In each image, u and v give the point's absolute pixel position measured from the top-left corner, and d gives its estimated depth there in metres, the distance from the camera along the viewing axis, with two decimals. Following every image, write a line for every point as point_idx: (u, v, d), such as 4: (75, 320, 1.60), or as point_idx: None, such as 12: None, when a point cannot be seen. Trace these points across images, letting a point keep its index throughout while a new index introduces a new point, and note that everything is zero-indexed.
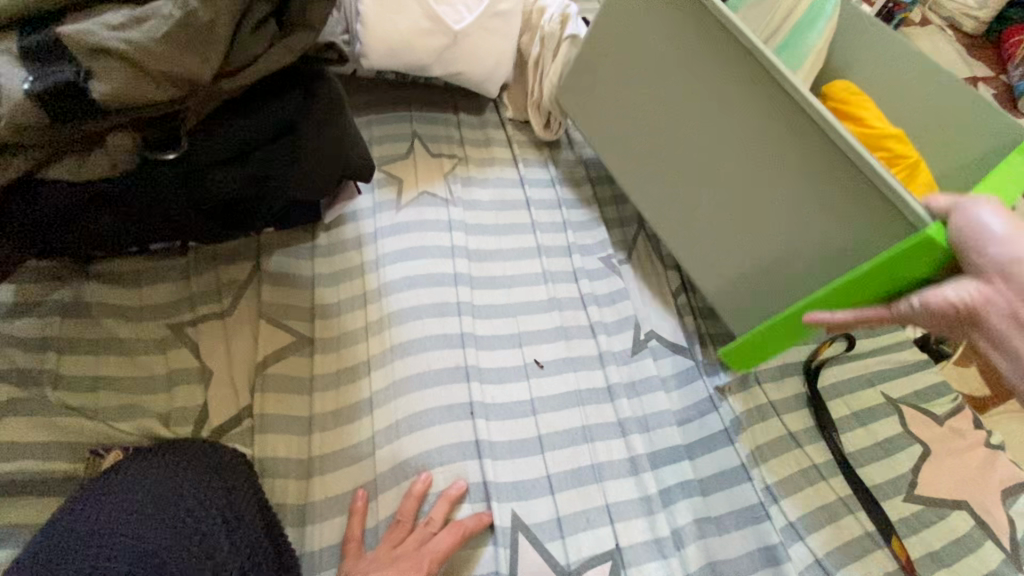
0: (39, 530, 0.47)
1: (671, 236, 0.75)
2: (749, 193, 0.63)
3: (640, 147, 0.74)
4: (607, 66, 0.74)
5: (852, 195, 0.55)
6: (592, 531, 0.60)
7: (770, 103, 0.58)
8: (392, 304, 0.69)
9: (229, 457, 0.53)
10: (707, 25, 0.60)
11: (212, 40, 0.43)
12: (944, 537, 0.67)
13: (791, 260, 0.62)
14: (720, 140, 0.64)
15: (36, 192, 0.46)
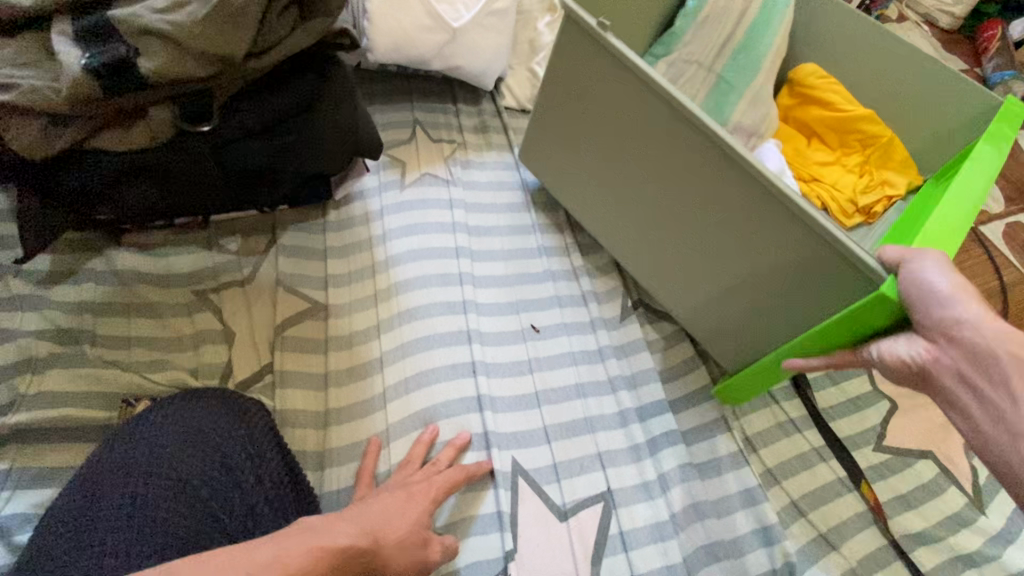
0: (82, 467, 0.52)
1: (661, 286, 0.74)
2: (725, 242, 0.63)
3: (614, 203, 0.73)
4: (560, 129, 0.74)
5: (801, 242, 0.57)
6: (586, 475, 0.65)
7: (715, 157, 0.59)
8: (399, 274, 0.74)
9: (250, 404, 0.58)
10: (633, 84, 0.62)
11: (244, 23, 0.48)
12: (910, 482, 0.73)
13: (767, 298, 0.63)
14: (681, 193, 0.64)
15: (83, 163, 0.51)
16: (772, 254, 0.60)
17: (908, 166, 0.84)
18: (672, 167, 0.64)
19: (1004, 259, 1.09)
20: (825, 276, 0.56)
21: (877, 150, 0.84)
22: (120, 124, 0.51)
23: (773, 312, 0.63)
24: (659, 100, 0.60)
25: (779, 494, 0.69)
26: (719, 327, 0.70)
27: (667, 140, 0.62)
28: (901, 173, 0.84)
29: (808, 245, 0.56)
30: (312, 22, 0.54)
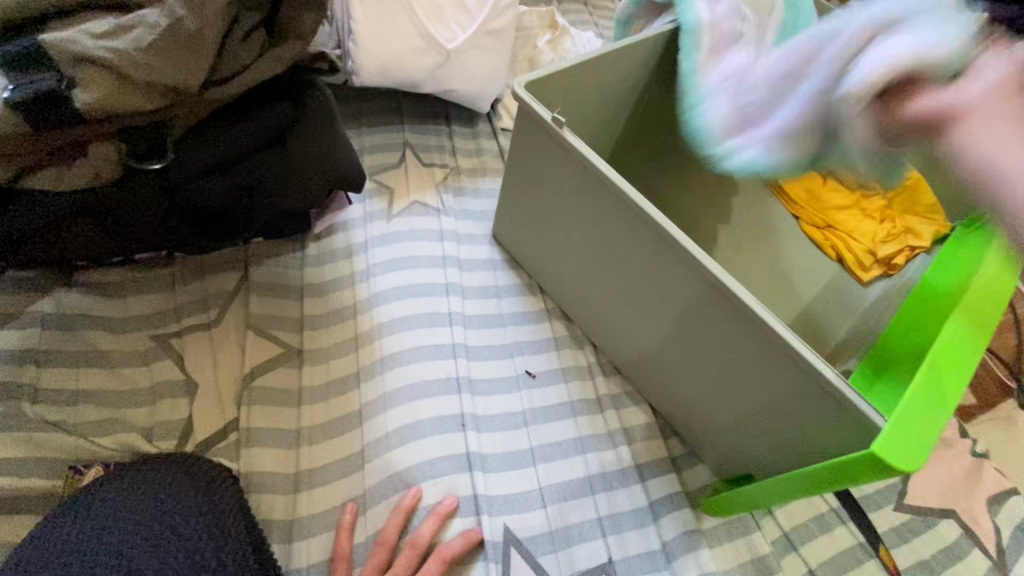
0: (16, 551, 0.46)
1: (640, 368, 0.68)
2: (692, 332, 0.58)
3: (581, 277, 0.68)
4: (518, 200, 0.70)
5: (768, 357, 0.52)
6: (585, 544, 0.59)
7: (654, 237, 0.56)
8: (383, 314, 0.68)
9: (211, 469, 0.53)
10: (564, 151, 0.59)
11: (198, 49, 0.42)
12: (934, 545, 0.68)
13: (754, 398, 0.56)
14: (635, 270, 0.60)
15: (16, 203, 0.45)
16: (742, 363, 0.55)
17: (936, 213, 0.81)
18: (632, 260, 0.60)
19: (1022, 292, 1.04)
20: (800, 396, 0.51)
21: (901, 194, 0.80)
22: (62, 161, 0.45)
23: (766, 415, 0.56)
24: (610, 195, 0.57)
25: (794, 563, 0.63)
26: (695, 425, 0.65)
27: (623, 233, 0.59)
28: (926, 221, 0.80)
29: (776, 360, 0.52)
30: (281, 47, 0.48)
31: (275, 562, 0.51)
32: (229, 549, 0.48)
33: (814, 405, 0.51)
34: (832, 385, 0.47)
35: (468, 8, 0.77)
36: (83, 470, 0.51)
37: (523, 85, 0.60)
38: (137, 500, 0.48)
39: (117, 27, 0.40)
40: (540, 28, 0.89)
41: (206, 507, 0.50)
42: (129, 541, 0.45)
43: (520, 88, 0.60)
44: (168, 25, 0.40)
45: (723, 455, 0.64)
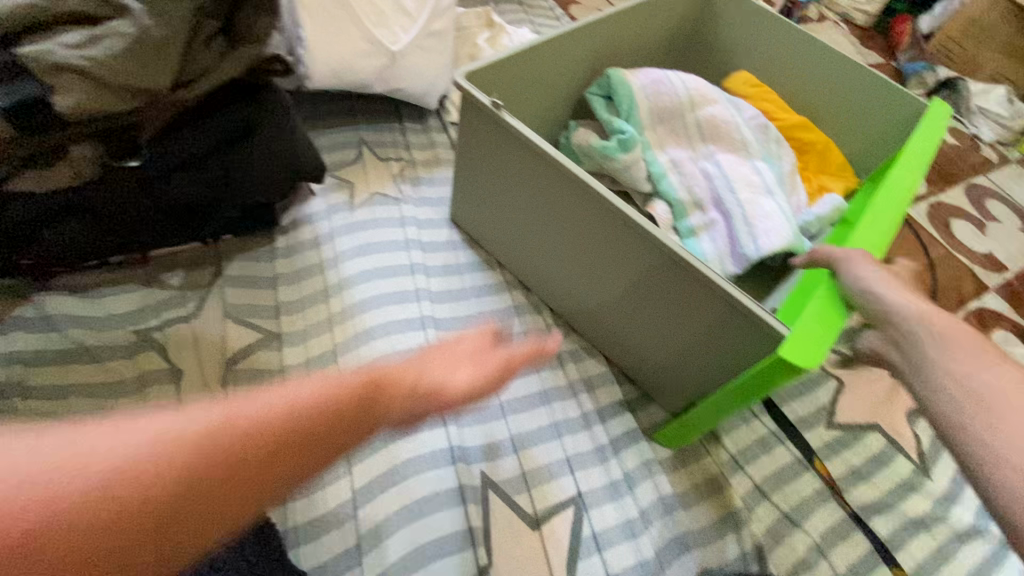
0: None
1: (593, 325, 0.75)
2: (633, 283, 0.65)
3: (534, 247, 0.75)
4: (473, 183, 0.76)
5: (696, 293, 0.59)
6: (555, 481, 0.66)
7: (592, 200, 0.62)
8: (353, 295, 0.73)
9: None
10: (506, 131, 0.66)
11: (166, 55, 0.47)
12: (863, 455, 0.76)
13: (691, 335, 0.63)
14: (579, 234, 0.67)
15: (5, 205, 0.49)
16: (676, 304, 0.62)
17: (845, 170, 0.91)
18: (571, 222, 0.67)
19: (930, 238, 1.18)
20: (727, 326, 0.59)
21: (814, 156, 0.90)
22: (42, 162, 0.49)
23: (703, 349, 0.63)
24: (550, 167, 0.64)
25: (741, 480, 0.71)
26: (644, 367, 0.72)
27: (565, 201, 0.66)
28: (836, 179, 0.90)
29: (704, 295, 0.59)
30: (243, 49, 0.53)
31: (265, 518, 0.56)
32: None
33: (735, 330, 0.58)
34: (744, 307, 0.55)
35: (409, 13, 0.84)
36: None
37: (464, 77, 0.67)
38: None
39: (89, 37, 0.44)
40: (478, 27, 0.98)
41: None
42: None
43: (462, 79, 0.66)
44: (140, 35, 0.45)
45: (672, 393, 0.71)
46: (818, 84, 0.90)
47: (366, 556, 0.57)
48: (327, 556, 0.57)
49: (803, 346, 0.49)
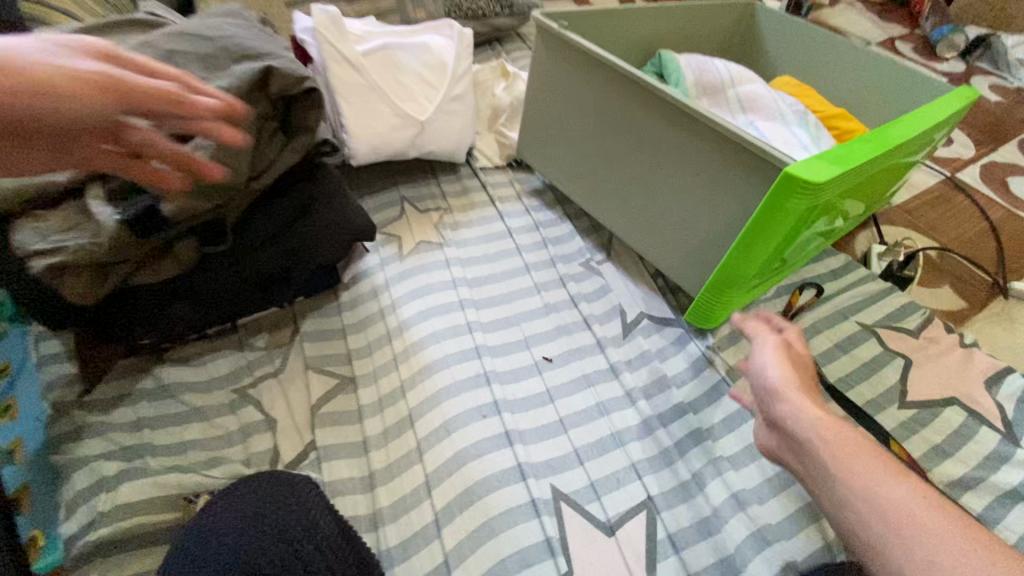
0: (172, 551, 0.57)
1: (647, 244, 0.90)
2: (683, 175, 0.80)
3: (598, 173, 0.92)
4: (559, 120, 0.95)
5: (736, 165, 0.73)
6: (623, 488, 0.70)
7: (656, 102, 0.78)
8: (413, 335, 0.81)
9: (299, 480, 0.64)
10: (596, 62, 0.84)
11: (237, 155, 0.57)
12: (943, 431, 0.75)
13: (724, 217, 0.77)
14: (643, 140, 0.83)
15: (126, 295, 0.59)
16: (715, 187, 0.76)
17: None
18: (629, 136, 0.84)
19: (989, 201, 1.24)
20: (750, 196, 0.73)
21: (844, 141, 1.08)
22: (154, 260, 0.59)
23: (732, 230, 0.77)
24: (625, 82, 0.81)
25: None
26: (686, 265, 0.85)
27: (631, 111, 0.82)
28: None
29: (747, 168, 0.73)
30: (298, 140, 0.62)
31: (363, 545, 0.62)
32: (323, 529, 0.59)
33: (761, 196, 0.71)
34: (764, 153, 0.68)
35: (432, 84, 0.94)
36: (197, 498, 0.63)
37: (544, 20, 0.89)
38: (250, 497, 0.60)
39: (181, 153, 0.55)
40: (494, 79, 1.14)
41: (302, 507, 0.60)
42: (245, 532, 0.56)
43: (542, 21, 0.88)
44: (218, 144, 0.55)
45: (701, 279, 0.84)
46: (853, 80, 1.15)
47: (456, 570, 0.62)
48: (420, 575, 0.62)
49: (811, 170, 0.61)
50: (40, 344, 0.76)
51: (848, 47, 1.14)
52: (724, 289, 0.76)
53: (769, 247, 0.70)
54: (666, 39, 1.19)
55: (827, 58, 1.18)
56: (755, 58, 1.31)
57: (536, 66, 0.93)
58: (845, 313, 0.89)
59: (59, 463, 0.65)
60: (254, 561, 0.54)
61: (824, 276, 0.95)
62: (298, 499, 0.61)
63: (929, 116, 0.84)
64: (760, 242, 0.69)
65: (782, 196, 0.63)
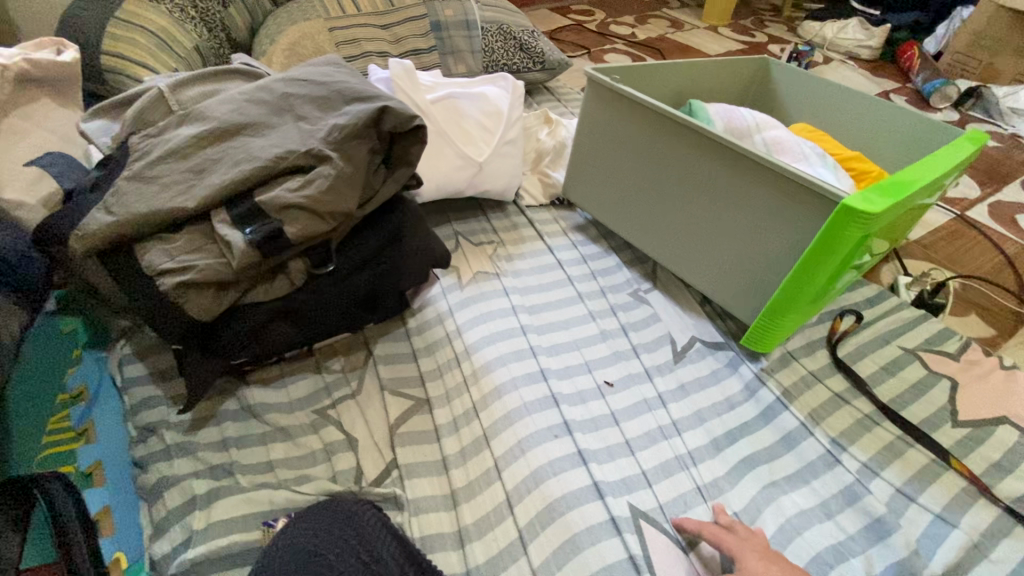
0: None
1: (694, 275, 0.95)
2: (732, 210, 0.86)
3: (645, 211, 0.99)
4: (604, 162, 1.02)
5: (787, 200, 0.79)
6: (692, 510, 0.70)
7: (704, 143, 0.86)
8: (480, 358, 0.84)
9: (360, 510, 0.57)
10: (642, 110, 0.92)
11: (351, 184, 0.62)
12: (999, 448, 0.78)
13: (775, 246, 0.82)
14: (689, 178, 0.90)
15: (238, 313, 0.63)
16: (764, 219, 0.82)
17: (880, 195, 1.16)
18: (676, 176, 0.91)
19: (1002, 237, 1.31)
20: (799, 227, 0.79)
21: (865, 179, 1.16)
22: (267, 280, 0.64)
23: (781, 258, 0.82)
24: (672, 126, 0.89)
25: (882, 485, 0.73)
26: (737, 294, 0.89)
27: (679, 152, 0.90)
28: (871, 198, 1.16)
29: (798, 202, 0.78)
30: (398, 172, 0.68)
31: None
32: (391, 567, 0.52)
33: (810, 225, 0.77)
34: (814, 186, 0.74)
35: (488, 128, 1.02)
36: (276, 521, 0.64)
37: (593, 72, 0.98)
38: (314, 530, 0.54)
39: (304, 182, 0.60)
40: (537, 125, 1.23)
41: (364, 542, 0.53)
42: (299, 573, 0.48)
43: (591, 72, 0.98)
44: (337, 174, 0.60)
45: (750, 306, 0.88)
46: (866, 126, 1.24)
47: None
48: None
49: (865, 203, 0.67)
50: (124, 369, 0.79)
51: (856, 97, 1.24)
52: (778, 318, 0.81)
53: (823, 276, 0.75)
54: (692, 90, 1.29)
55: (841, 106, 1.27)
56: (772, 108, 1.41)
57: (586, 112, 1.01)
58: (887, 337, 0.93)
59: (152, 483, 0.67)
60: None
61: (861, 303, 0.99)
62: (364, 537, 0.54)
63: (949, 158, 0.91)
64: (815, 271, 0.74)
65: (837, 227, 0.69)
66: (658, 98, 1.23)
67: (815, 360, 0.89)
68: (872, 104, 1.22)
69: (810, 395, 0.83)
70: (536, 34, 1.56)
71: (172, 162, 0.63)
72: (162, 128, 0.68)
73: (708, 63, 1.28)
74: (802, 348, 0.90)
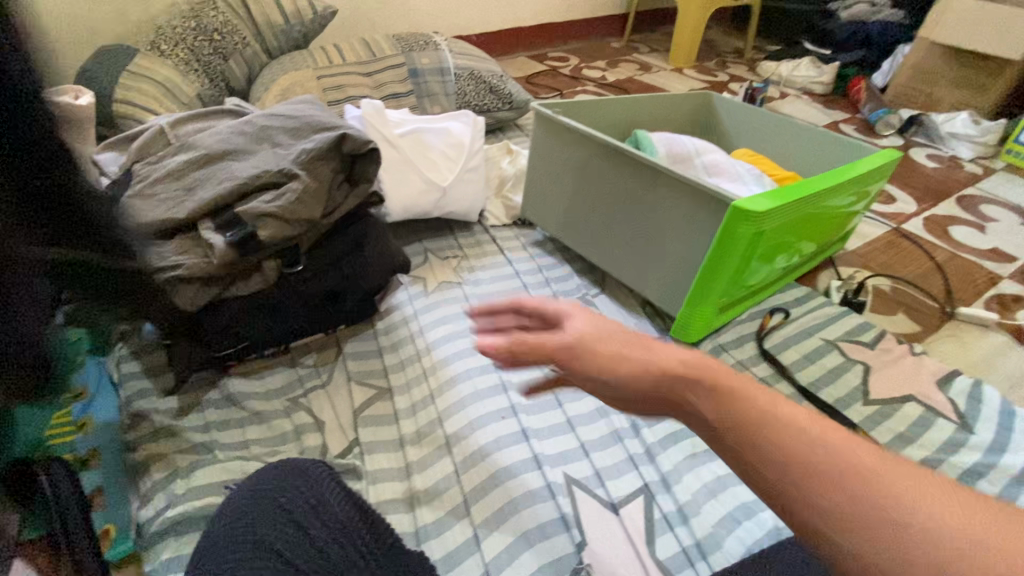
0: (206, 535, 0.59)
1: (634, 278, 1.06)
2: (659, 218, 0.98)
3: (590, 224, 1.11)
4: (553, 183, 1.15)
5: (703, 207, 0.91)
6: (623, 477, 0.78)
7: (632, 162, 0.99)
8: (439, 354, 0.94)
9: (309, 465, 0.65)
10: (580, 136, 1.06)
11: (316, 196, 0.74)
12: (904, 422, 0.87)
13: (696, 248, 0.94)
14: (623, 194, 1.02)
15: (218, 307, 0.75)
16: (684, 225, 0.94)
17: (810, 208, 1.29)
18: (613, 192, 1.04)
19: (934, 246, 1.43)
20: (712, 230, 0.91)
21: None
22: (244, 277, 0.76)
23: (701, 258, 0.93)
24: (605, 149, 1.02)
25: None
26: (669, 293, 1.00)
27: (612, 171, 1.02)
28: None
29: (711, 209, 0.90)
30: (359, 187, 0.81)
31: (382, 528, 0.62)
32: (337, 511, 0.60)
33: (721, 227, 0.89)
34: (719, 194, 0.87)
35: (452, 157, 1.15)
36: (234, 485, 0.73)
37: (540, 106, 1.12)
38: (267, 480, 0.62)
39: (277, 195, 0.72)
40: (500, 155, 1.37)
41: (311, 491, 0.61)
42: (254, 514, 0.58)
43: (538, 107, 1.12)
44: (303, 188, 0.73)
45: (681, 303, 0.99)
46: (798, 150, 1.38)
47: (483, 541, 0.70)
48: (452, 546, 0.70)
49: (752, 205, 0.79)
50: (121, 367, 0.90)
51: (789, 125, 1.39)
52: (698, 306, 0.92)
53: (731, 269, 0.87)
54: (642, 122, 1.44)
55: (776, 133, 1.42)
56: (718, 135, 1.54)
57: (536, 140, 1.15)
58: (810, 330, 1.03)
59: (140, 459, 0.77)
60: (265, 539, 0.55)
61: (790, 301, 1.10)
62: (313, 484, 0.62)
63: (858, 168, 1.03)
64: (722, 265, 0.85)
65: (734, 226, 0.81)
66: (609, 129, 1.38)
67: (743, 351, 0.98)
68: (801, 129, 1.37)
69: None
70: (505, 78, 1.73)
71: (167, 182, 0.76)
72: (162, 157, 0.82)
73: (654, 98, 1.43)
74: (731, 341, 1.00)
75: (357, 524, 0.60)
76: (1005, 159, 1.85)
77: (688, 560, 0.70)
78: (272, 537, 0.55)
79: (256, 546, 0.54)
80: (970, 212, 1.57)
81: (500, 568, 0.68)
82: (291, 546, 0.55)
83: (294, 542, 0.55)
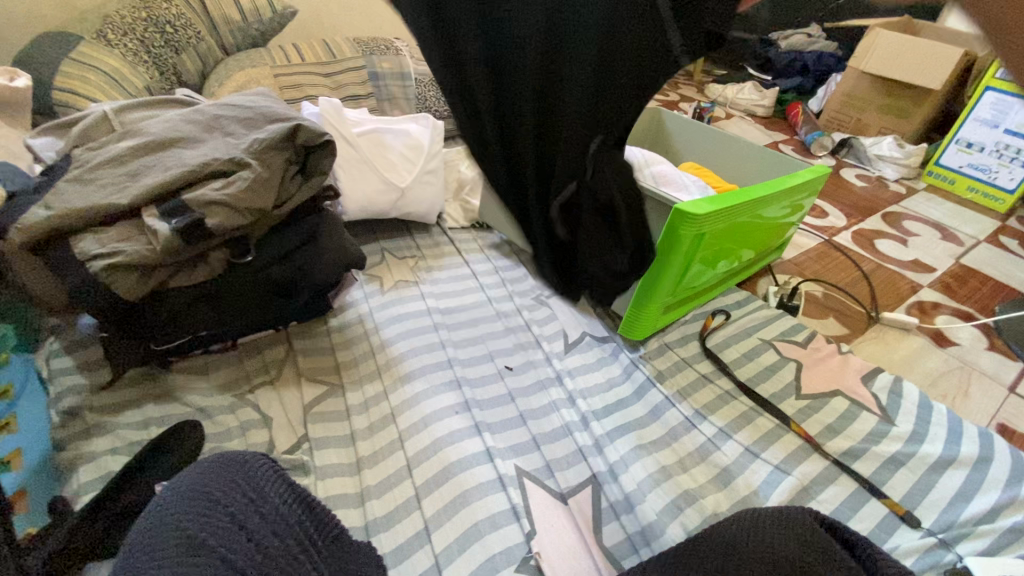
0: (126, 537, 0.55)
1: None
2: None
3: None
4: None
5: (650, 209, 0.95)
6: (573, 468, 0.81)
7: None
8: (394, 350, 0.94)
9: (249, 456, 0.64)
10: None
11: (268, 186, 0.74)
12: (832, 415, 0.93)
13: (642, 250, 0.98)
14: None
15: (160, 298, 0.74)
16: None
17: None
18: None
19: (861, 256, 1.54)
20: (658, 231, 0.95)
21: None
22: (190, 267, 0.74)
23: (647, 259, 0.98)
24: None
25: (733, 445, 0.86)
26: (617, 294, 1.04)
27: None
28: None
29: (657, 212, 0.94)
30: (312, 180, 0.82)
31: (319, 509, 0.64)
32: (275, 501, 0.60)
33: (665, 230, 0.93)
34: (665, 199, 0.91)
35: (411, 160, 1.16)
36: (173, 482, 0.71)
37: None
38: (200, 476, 0.59)
39: (226, 183, 0.71)
40: None
41: (249, 482, 0.60)
42: (187, 509, 0.54)
43: None
44: (255, 177, 0.72)
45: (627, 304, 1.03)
46: (740, 165, 1.47)
47: (434, 533, 0.70)
48: (402, 539, 0.70)
49: (693, 207, 0.83)
50: (52, 363, 0.84)
51: (732, 141, 1.47)
52: (642, 306, 0.96)
53: (673, 271, 0.91)
54: None
55: (721, 149, 1.50)
56: (668, 150, 1.62)
57: None
58: (749, 331, 1.09)
59: (69, 458, 0.72)
60: (197, 534, 0.52)
61: (730, 304, 1.16)
62: (253, 477, 0.61)
63: (794, 181, 1.10)
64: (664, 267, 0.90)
65: (678, 229, 0.85)
66: None
67: (687, 349, 1.03)
68: (743, 146, 1.45)
69: (680, 376, 0.97)
70: None
71: (111, 168, 0.73)
72: (104, 143, 0.78)
73: None
74: (676, 340, 1.05)
75: (296, 510, 0.60)
76: (926, 180, 2.04)
77: (633, 546, 0.72)
78: (202, 532, 0.52)
79: (187, 538, 0.51)
80: (894, 227, 1.71)
81: (450, 559, 0.68)
82: (224, 539, 0.52)
83: (227, 534, 0.53)
